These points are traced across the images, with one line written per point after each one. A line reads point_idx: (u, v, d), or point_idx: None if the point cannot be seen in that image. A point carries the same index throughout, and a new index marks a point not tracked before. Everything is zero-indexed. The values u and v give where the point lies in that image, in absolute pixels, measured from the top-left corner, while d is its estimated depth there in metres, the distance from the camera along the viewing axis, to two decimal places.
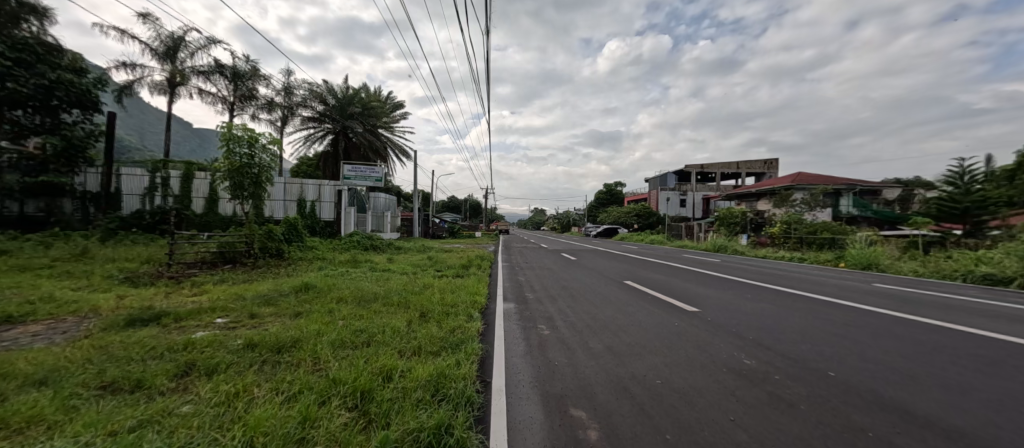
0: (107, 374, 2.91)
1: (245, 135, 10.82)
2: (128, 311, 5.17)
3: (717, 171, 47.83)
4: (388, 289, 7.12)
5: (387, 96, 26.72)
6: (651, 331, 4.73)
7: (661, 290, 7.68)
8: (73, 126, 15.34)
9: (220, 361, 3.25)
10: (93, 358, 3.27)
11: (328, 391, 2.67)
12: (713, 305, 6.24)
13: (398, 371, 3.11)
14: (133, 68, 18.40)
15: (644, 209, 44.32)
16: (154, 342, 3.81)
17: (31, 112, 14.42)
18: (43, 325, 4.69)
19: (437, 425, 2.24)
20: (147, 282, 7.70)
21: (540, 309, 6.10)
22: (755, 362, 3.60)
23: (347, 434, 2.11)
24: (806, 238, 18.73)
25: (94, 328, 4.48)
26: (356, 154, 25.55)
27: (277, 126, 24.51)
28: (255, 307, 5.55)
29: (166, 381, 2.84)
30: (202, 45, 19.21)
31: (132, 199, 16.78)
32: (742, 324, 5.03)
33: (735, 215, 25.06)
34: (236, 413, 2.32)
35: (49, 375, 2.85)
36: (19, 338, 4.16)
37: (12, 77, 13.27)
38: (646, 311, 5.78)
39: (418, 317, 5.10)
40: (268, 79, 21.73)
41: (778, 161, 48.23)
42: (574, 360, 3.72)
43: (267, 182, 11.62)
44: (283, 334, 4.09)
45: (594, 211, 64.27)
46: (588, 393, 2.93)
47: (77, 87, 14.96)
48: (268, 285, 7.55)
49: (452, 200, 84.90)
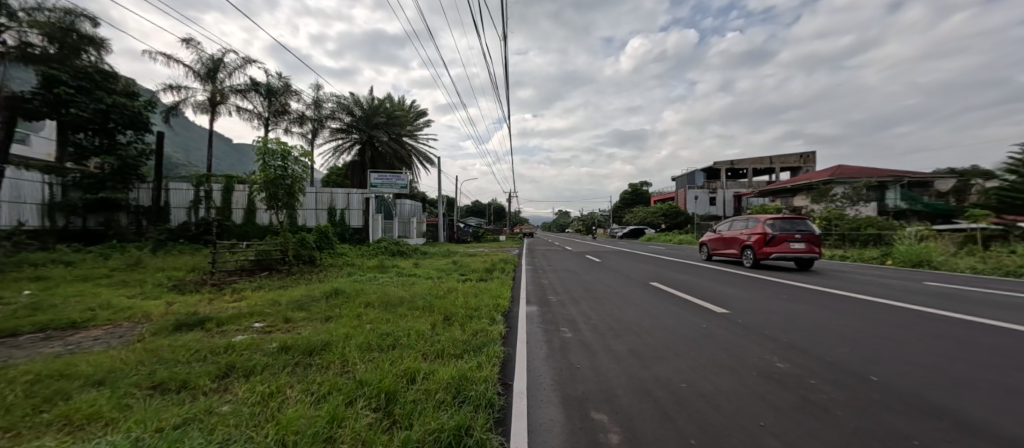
0: (157, 375, 3.14)
1: (279, 148, 11.37)
2: (174, 317, 5.53)
3: (748, 167, 46.12)
4: (414, 293, 7.29)
5: (410, 105, 27.44)
6: (679, 333, 4.63)
7: (687, 291, 7.50)
8: (127, 146, 16.72)
9: (257, 363, 3.44)
10: (144, 360, 3.54)
11: (354, 392, 2.79)
12: (743, 306, 6.02)
13: (421, 373, 3.20)
14: (178, 90, 19.71)
15: (672, 208, 43.18)
16: (198, 346, 4.06)
17: (91, 135, 16.01)
18: (102, 330, 5.09)
19: (457, 426, 2.28)
20: (192, 289, 8.25)
21: (562, 312, 6.09)
22: (788, 365, 3.46)
23: (371, 434, 2.19)
24: (848, 235, 17.70)
25: (146, 332, 4.84)
26: (382, 162, 26.38)
27: (307, 138, 24.83)
28: (288, 312, 5.80)
29: (209, 382, 3.04)
30: (239, 65, 20.40)
31: (179, 212, 18.04)
32: (775, 326, 4.83)
33: (770, 212, 23.89)
34: (271, 413, 2.46)
35: (106, 377, 3.10)
36: (82, 342, 4.55)
37: (75, 104, 14.74)
38: (674, 313, 5.67)
39: (441, 320, 5.21)
40: (299, 93, 22.73)
41: (814, 155, 46.25)
42: (596, 363, 3.69)
43: (299, 192, 12.15)
44: (314, 337, 4.29)
45: (620, 211, 63.19)
46: (610, 396, 2.91)
47: (129, 110, 16.24)
48: (302, 291, 7.84)
49: (476, 206, 85.91)
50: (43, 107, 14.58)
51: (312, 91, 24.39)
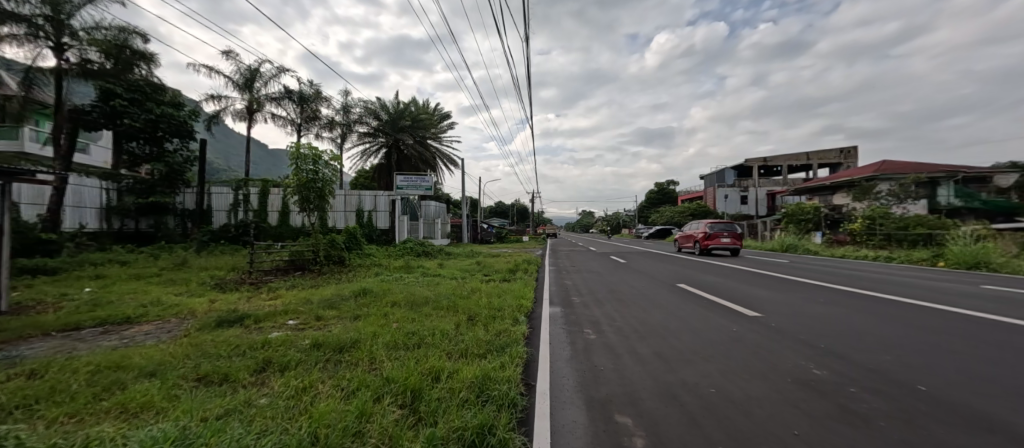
0: (201, 368, 3.35)
1: (311, 153, 11.88)
2: (216, 314, 5.88)
3: (783, 164, 44.14)
4: (438, 293, 7.42)
5: (435, 108, 27.95)
6: (707, 336, 4.51)
7: (716, 293, 7.29)
8: (173, 153, 17.85)
9: (291, 359, 3.62)
10: (191, 354, 3.79)
11: (381, 389, 2.89)
12: (777, 309, 5.79)
13: (446, 372, 3.27)
14: (219, 100, 20.84)
15: (700, 207, 41.94)
16: (238, 341, 4.30)
17: (142, 143, 17.25)
18: (154, 325, 5.48)
19: (480, 425, 2.31)
20: (233, 287, 8.74)
21: (586, 313, 6.05)
22: (826, 372, 3.30)
23: (398, 429, 2.26)
24: (894, 234, 16.72)
25: (191, 328, 5.16)
26: (407, 164, 26.98)
27: (337, 143, 25.70)
28: (320, 311, 6.04)
29: (248, 376, 3.22)
30: (273, 74, 21.35)
31: (220, 214, 19.07)
32: (810, 330, 4.63)
33: (806, 211, 22.80)
34: (303, 407, 2.58)
35: (157, 369, 3.34)
36: (136, 336, 4.91)
37: (128, 115, 16.12)
38: (703, 316, 5.52)
39: (465, 320, 5.29)
40: (329, 99, 23.52)
41: (855, 150, 43.75)
42: (620, 365, 3.66)
43: (330, 195, 12.60)
44: (344, 335, 4.45)
45: (645, 211, 61.94)
46: (634, 399, 2.87)
47: (176, 120, 17.45)
48: (332, 289, 8.18)
49: (500, 206, 86.52)
50: (100, 118, 15.79)
51: (341, 96, 25.17)
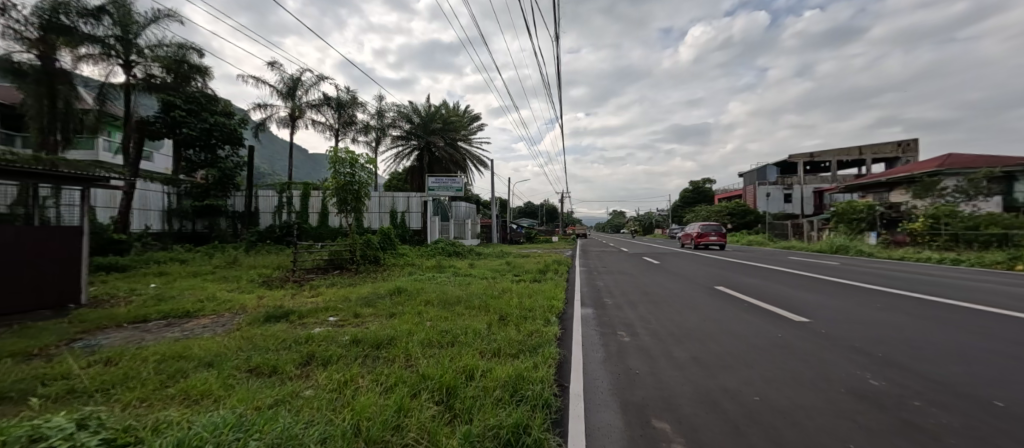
0: (253, 360, 3.57)
1: (347, 157, 12.41)
2: (264, 309, 6.23)
3: (831, 159, 41.41)
4: (470, 293, 7.52)
5: (465, 110, 28.36)
6: (749, 342, 4.32)
7: (759, 296, 6.96)
8: (225, 160, 19.12)
9: (332, 353, 3.78)
10: (243, 347, 4.05)
11: (418, 385, 2.96)
12: (826, 315, 5.45)
13: (479, 371, 3.30)
14: (265, 108, 22.11)
15: (739, 206, 40.09)
16: (285, 336, 4.54)
17: (199, 151, 18.61)
18: (210, 319, 5.90)
19: (515, 424, 2.32)
20: (279, 285, 9.25)
21: (619, 315, 5.94)
22: (883, 383, 3.08)
23: (435, 425, 2.32)
24: (963, 235, 15.31)
25: (242, 322, 5.51)
26: (439, 166, 27.52)
27: (372, 146, 26.92)
28: (358, 308, 6.28)
29: (294, 369, 3.39)
30: (313, 82, 22.39)
31: (266, 216, 20.15)
32: (865, 338, 4.33)
33: (859, 210, 21.30)
34: (346, 399, 2.70)
35: (214, 359, 3.60)
36: (196, 328, 5.30)
37: (186, 124, 17.38)
38: (744, 320, 5.29)
39: (497, 319, 5.34)
40: (364, 105, 24.40)
41: (915, 142, 40.35)
42: (656, 369, 3.57)
43: (366, 197, 13.05)
44: (382, 332, 4.60)
45: (679, 211, 60.08)
46: (671, 404, 2.80)
47: (226, 128, 18.75)
48: (368, 288, 8.47)
49: (529, 206, 86.56)
50: (162, 128, 17.21)
51: (375, 101, 26.03)
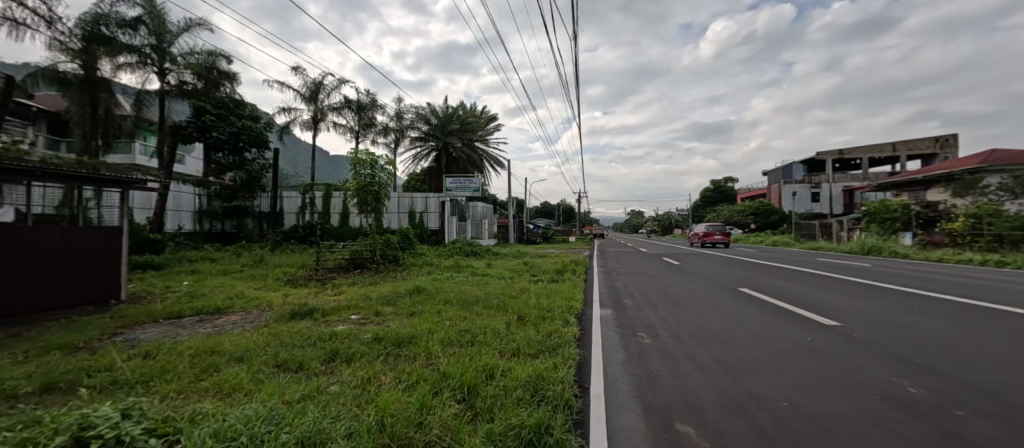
0: (280, 356, 3.68)
1: (368, 158, 12.65)
2: (290, 307, 6.41)
3: (861, 156, 39.76)
4: (488, 292, 7.55)
5: (482, 110, 28.51)
6: (775, 345, 4.20)
7: (785, 298, 6.75)
8: (252, 162, 19.70)
9: (355, 351, 3.86)
10: (271, 343, 4.19)
11: (439, 383, 3.00)
12: (858, 319, 5.24)
13: (499, 370, 3.32)
14: (289, 111, 22.74)
15: (763, 205, 38.93)
16: (310, 333, 4.67)
17: (228, 154, 19.14)
18: (239, 315, 6.11)
19: (537, 424, 2.32)
20: (303, 283, 9.49)
21: (639, 316, 5.87)
22: (922, 391, 2.94)
23: (457, 423, 2.34)
24: (1008, 235, 14.46)
25: (269, 319, 5.69)
26: (456, 167, 27.75)
27: (391, 148, 27.38)
28: (379, 307, 6.39)
29: (319, 365, 3.49)
30: (335, 86, 22.91)
31: (290, 216, 20.75)
32: (901, 343, 4.15)
33: (892, 209, 20.40)
34: (370, 395, 2.76)
35: (244, 354, 3.73)
36: (226, 325, 5.51)
37: (215, 128, 18.02)
38: (771, 323, 5.14)
39: (516, 319, 5.35)
40: (383, 107, 24.82)
41: (954, 137, 38.32)
42: (678, 372, 3.51)
43: (385, 197, 13.27)
44: (403, 330, 4.68)
45: (699, 211, 58.82)
46: (695, 408, 2.74)
47: (253, 131, 19.24)
48: (388, 287, 8.61)
49: (546, 206, 86.40)
50: (194, 132, 17.92)
51: (394, 103, 26.46)
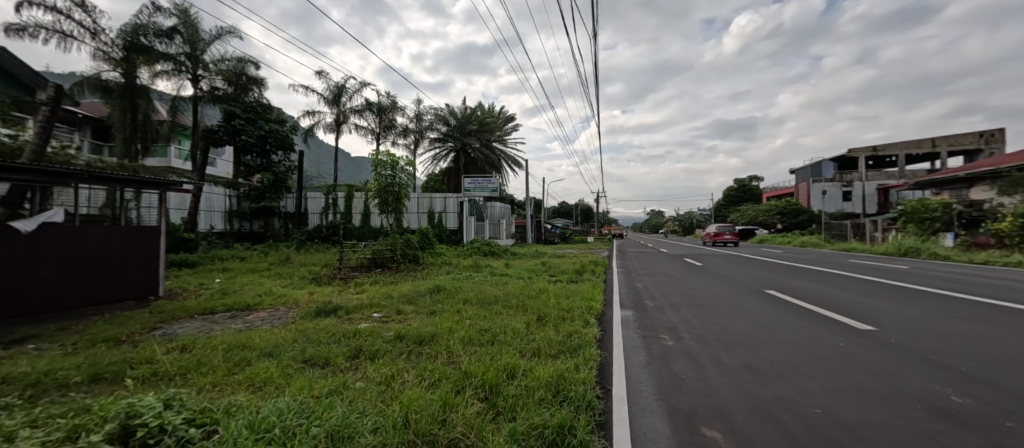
0: (307, 352, 3.79)
1: (388, 160, 12.87)
2: (315, 305, 6.59)
3: (897, 153, 37.88)
4: (507, 292, 7.56)
5: (500, 110, 28.59)
6: (806, 350, 4.06)
7: (814, 302, 6.51)
8: (279, 164, 20.23)
9: (379, 348, 3.94)
10: (298, 339, 4.32)
11: (461, 382, 3.02)
12: (896, 323, 5.00)
13: (520, 370, 3.32)
14: (312, 114, 23.36)
15: (790, 205, 37.59)
16: (335, 330, 4.79)
17: (256, 156, 19.58)
18: (266, 312, 6.31)
19: (560, 425, 2.31)
20: (327, 282, 9.74)
21: (661, 318, 5.77)
22: (969, 400, 2.78)
23: (480, 421, 2.36)
24: None
25: (296, 316, 5.86)
26: (475, 167, 27.92)
27: (410, 149, 27.79)
28: (400, 305, 6.49)
29: (344, 361, 3.57)
30: (356, 88, 23.41)
31: (314, 216, 21.32)
32: (944, 349, 3.93)
33: (931, 208, 19.37)
34: (394, 392, 2.81)
35: (274, 349, 3.86)
36: (256, 321, 5.71)
37: (244, 131, 18.55)
38: (800, 327, 4.96)
39: (535, 320, 5.35)
40: (403, 109, 25.22)
41: (1000, 132, 36.04)
42: (703, 375, 3.42)
43: (405, 198, 13.46)
44: (424, 329, 4.74)
45: (722, 210, 57.34)
46: (722, 413, 2.68)
47: (279, 134, 19.82)
48: (409, 286, 8.74)
49: (563, 206, 86.01)
50: (225, 136, 18.46)
51: (413, 105, 26.84)
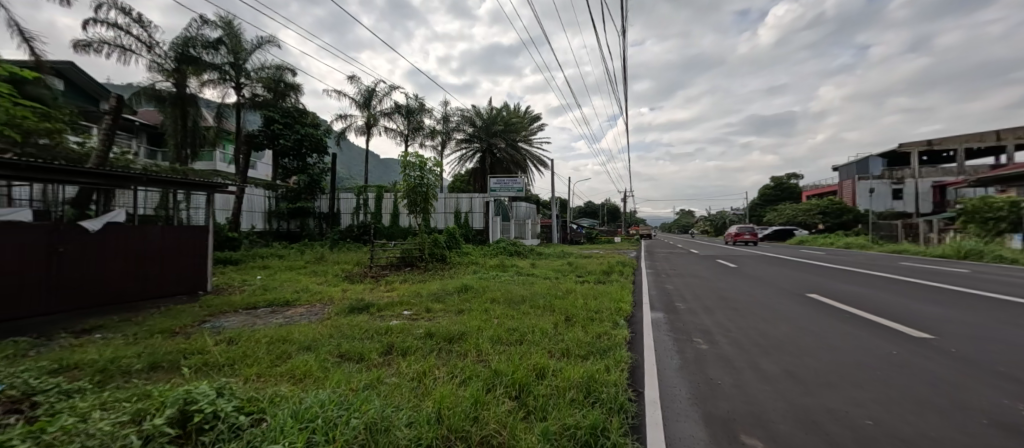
0: (343, 347, 3.93)
1: (417, 161, 13.14)
2: (348, 302, 6.81)
3: (954, 147, 35.08)
4: (534, 292, 7.56)
5: (525, 110, 28.61)
6: (854, 358, 3.82)
7: (862, 306, 6.13)
8: (313, 166, 21.10)
9: (410, 345, 4.03)
10: (334, 334, 4.49)
11: (491, 380, 3.05)
12: (956, 331, 4.63)
13: (550, 370, 3.32)
14: (344, 118, 24.16)
15: (833, 204, 35.57)
16: (368, 326, 4.94)
17: (292, 159, 20.53)
18: (303, 308, 6.59)
19: (592, 425, 2.29)
20: (359, 279, 10.06)
21: (693, 320, 5.60)
22: None
23: (511, 420, 2.37)
24: None
25: (331, 312, 6.10)
26: (500, 167, 28.07)
27: (438, 150, 28.27)
28: (429, 304, 6.61)
29: (377, 357, 3.67)
30: (385, 92, 24.04)
31: (346, 216, 22.04)
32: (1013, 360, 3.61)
33: (995, 207, 17.81)
34: (426, 388, 2.86)
35: (312, 344, 4.03)
36: (294, 316, 5.97)
37: (282, 136, 19.49)
38: (846, 333, 4.69)
39: (564, 320, 5.32)
40: (430, 111, 25.69)
41: None
42: (741, 381, 3.30)
43: (433, 198, 13.69)
44: (453, 327, 4.81)
45: (757, 210, 55.02)
46: (763, 421, 2.57)
47: (314, 137, 20.63)
48: (437, 284, 8.90)
49: (589, 206, 84.99)
50: (265, 140, 19.41)
51: (440, 107, 27.29)
